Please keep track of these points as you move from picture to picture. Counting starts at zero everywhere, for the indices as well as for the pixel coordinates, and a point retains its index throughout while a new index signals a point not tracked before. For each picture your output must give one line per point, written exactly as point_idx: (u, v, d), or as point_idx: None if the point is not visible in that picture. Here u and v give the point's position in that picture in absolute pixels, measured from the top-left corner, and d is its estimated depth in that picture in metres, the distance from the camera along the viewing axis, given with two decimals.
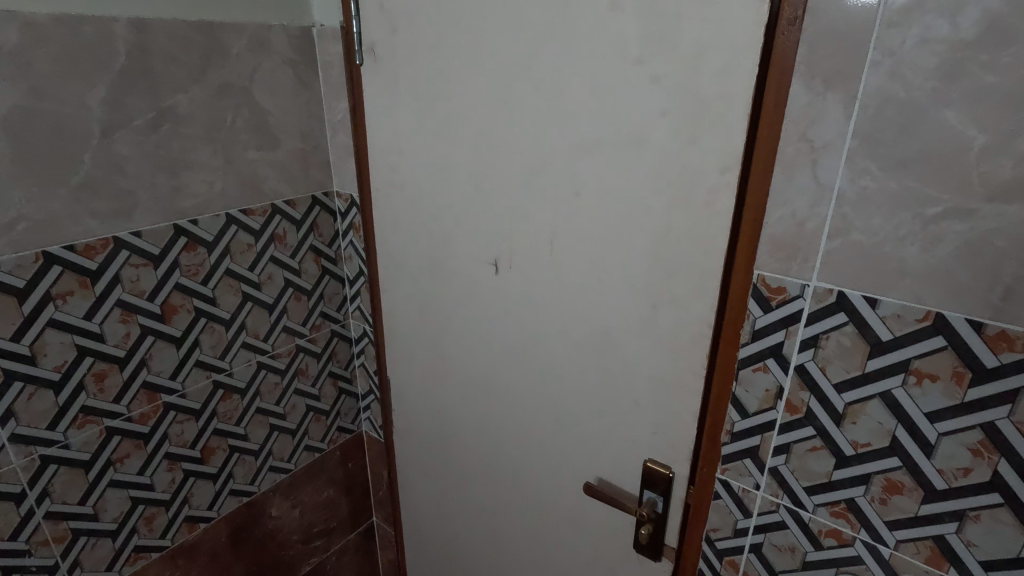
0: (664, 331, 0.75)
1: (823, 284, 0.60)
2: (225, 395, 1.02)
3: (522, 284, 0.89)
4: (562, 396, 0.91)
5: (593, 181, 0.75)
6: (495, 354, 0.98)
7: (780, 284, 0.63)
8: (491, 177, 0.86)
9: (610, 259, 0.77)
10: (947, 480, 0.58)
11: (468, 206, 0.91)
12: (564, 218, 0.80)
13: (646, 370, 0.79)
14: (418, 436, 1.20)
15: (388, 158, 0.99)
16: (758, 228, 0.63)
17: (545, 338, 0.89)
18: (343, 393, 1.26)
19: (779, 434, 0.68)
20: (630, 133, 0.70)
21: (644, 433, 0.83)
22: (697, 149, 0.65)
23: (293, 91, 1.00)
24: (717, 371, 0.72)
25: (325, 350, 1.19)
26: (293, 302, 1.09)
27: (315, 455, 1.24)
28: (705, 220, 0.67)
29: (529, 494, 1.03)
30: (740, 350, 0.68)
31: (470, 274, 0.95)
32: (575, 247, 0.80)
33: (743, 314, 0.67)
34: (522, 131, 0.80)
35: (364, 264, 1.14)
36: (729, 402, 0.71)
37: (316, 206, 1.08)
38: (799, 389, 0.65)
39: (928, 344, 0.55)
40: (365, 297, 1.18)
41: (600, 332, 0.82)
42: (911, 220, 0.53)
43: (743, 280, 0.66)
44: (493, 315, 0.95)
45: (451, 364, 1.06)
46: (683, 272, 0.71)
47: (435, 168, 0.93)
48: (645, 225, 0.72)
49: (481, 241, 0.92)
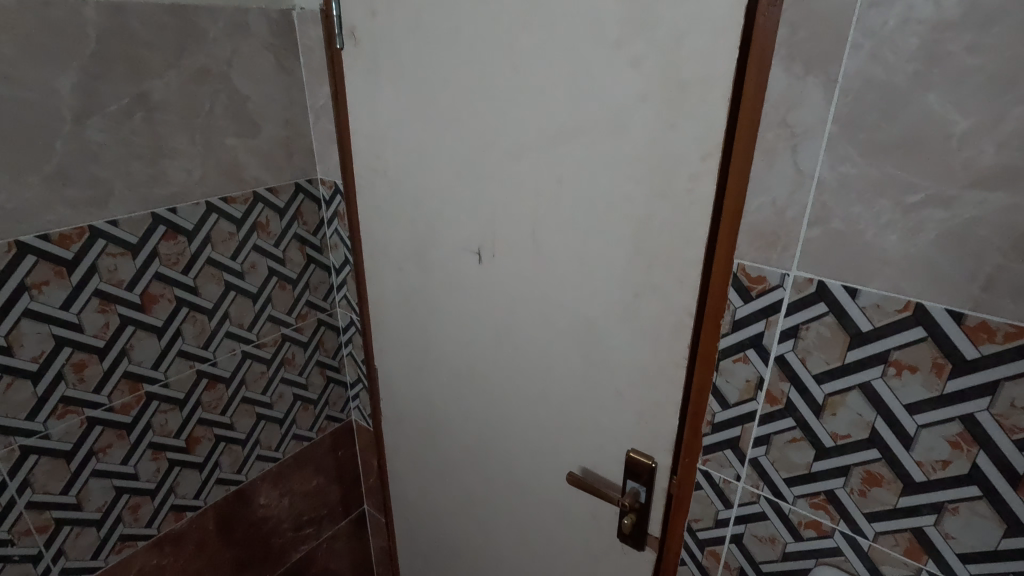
0: (647, 321, 0.74)
1: (803, 273, 0.58)
2: (209, 385, 1.02)
3: (505, 273, 0.88)
4: (547, 386, 0.90)
5: (574, 168, 0.74)
6: (479, 344, 0.97)
7: (760, 273, 0.61)
8: (474, 165, 0.85)
9: (593, 248, 0.76)
10: (926, 472, 0.57)
11: (451, 194, 0.90)
12: (546, 206, 0.79)
13: (628, 360, 0.78)
14: (405, 425, 1.20)
15: (371, 145, 0.98)
16: (738, 216, 0.62)
17: (529, 328, 0.88)
18: (331, 382, 1.26)
19: (759, 425, 0.67)
20: (611, 119, 0.68)
21: (628, 423, 0.82)
22: (678, 135, 0.63)
23: (274, 76, 0.98)
24: (699, 362, 0.71)
25: (311, 339, 1.18)
26: (277, 291, 1.08)
27: (303, 444, 1.24)
28: (686, 208, 0.65)
29: (515, 483, 1.03)
30: (720, 340, 0.67)
31: (454, 263, 0.94)
32: (557, 235, 0.79)
33: (723, 304, 0.66)
34: (503, 117, 0.78)
35: (349, 252, 1.13)
36: (710, 393, 0.70)
37: (299, 193, 1.07)
38: (779, 380, 0.64)
39: (908, 334, 0.54)
40: (351, 285, 1.17)
41: (583, 322, 0.81)
42: (892, 208, 0.52)
43: (723, 269, 0.65)
44: (478, 305, 0.94)
45: (437, 354, 1.05)
46: (664, 261, 0.70)
47: (417, 156, 0.92)
48: (626, 212, 0.71)
49: (465, 229, 0.90)
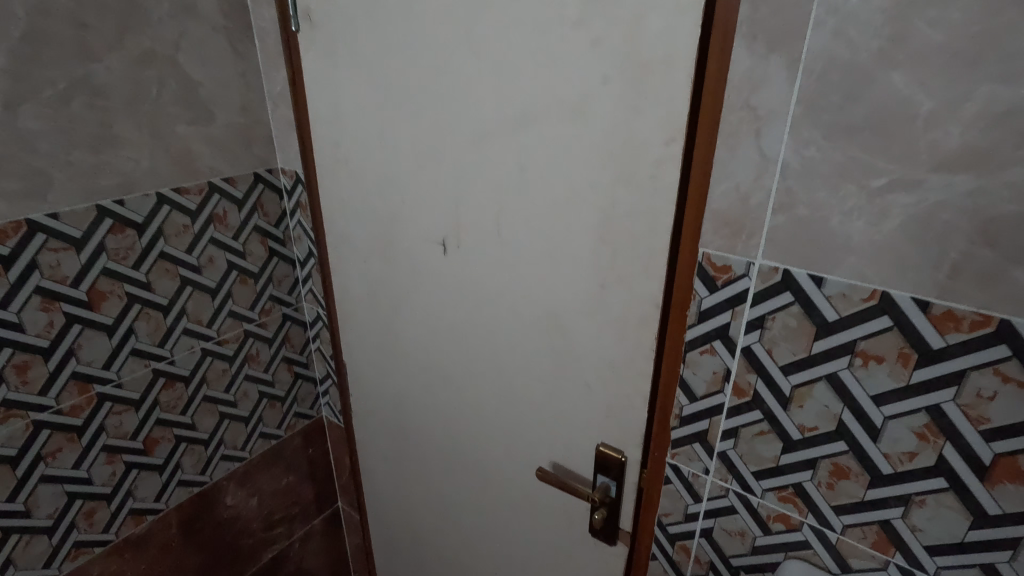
0: (614, 313, 0.72)
1: (768, 262, 0.56)
2: (167, 384, 0.98)
3: (470, 265, 0.85)
4: (515, 380, 0.87)
5: (537, 154, 0.71)
6: (447, 338, 0.94)
7: (726, 262, 0.59)
8: (435, 152, 0.81)
9: (558, 238, 0.73)
10: (893, 464, 0.55)
11: (414, 183, 0.86)
12: (509, 195, 0.76)
13: (596, 352, 0.76)
14: (376, 421, 1.17)
15: (331, 132, 0.94)
16: (703, 203, 0.59)
17: (496, 321, 0.86)
18: (300, 378, 1.22)
19: (727, 418, 0.65)
20: (573, 101, 0.65)
21: (597, 417, 0.80)
22: (641, 118, 0.61)
23: (227, 60, 0.93)
24: (666, 354, 0.69)
25: (277, 335, 1.14)
26: (238, 286, 1.04)
27: (271, 442, 1.21)
28: (651, 195, 0.63)
29: (487, 479, 1.00)
30: (687, 332, 0.65)
31: (419, 254, 0.91)
32: (522, 225, 0.76)
33: (689, 294, 0.64)
34: (463, 101, 0.75)
35: (313, 245, 1.09)
36: (678, 386, 0.69)
37: (259, 184, 1.03)
38: (746, 372, 0.62)
39: (874, 324, 0.52)
40: (316, 279, 1.13)
41: (549, 314, 0.79)
42: (857, 193, 0.50)
43: (688, 258, 0.62)
44: (444, 297, 0.91)
45: (405, 348, 1.02)
46: (630, 250, 0.67)
47: (378, 143, 0.88)
48: (590, 200, 0.68)
49: (429, 220, 0.87)
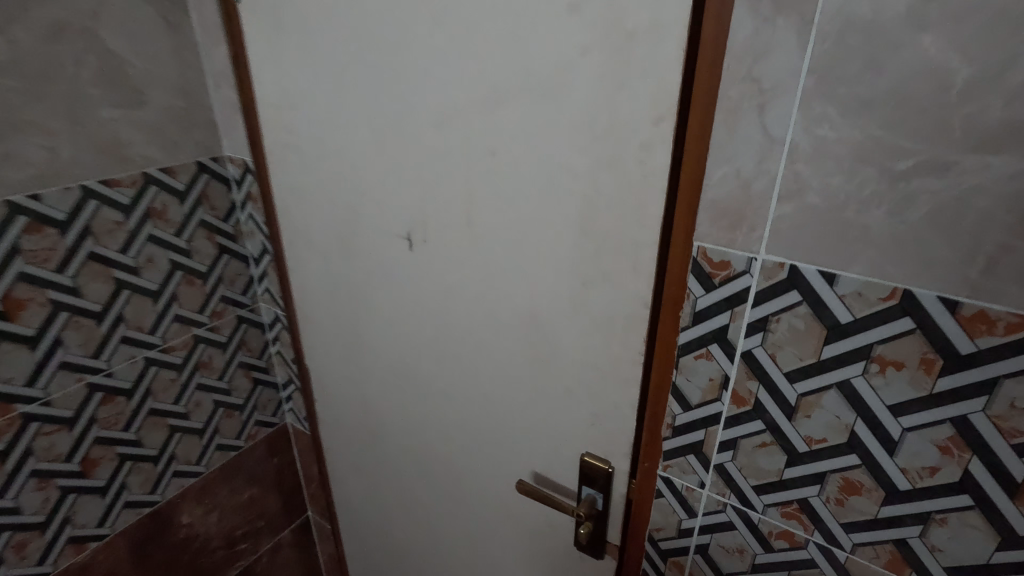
0: (599, 313, 0.65)
1: (773, 257, 0.49)
2: (106, 399, 0.88)
3: (439, 261, 0.77)
4: (492, 385, 0.80)
5: (509, 138, 0.63)
6: (417, 341, 0.86)
7: (723, 258, 0.52)
8: (396, 136, 0.73)
9: (535, 231, 0.66)
10: (911, 480, 0.50)
11: (373, 171, 0.78)
12: (480, 184, 0.68)
13: (579, 356, 0.69)
14: (344, 427, 1.09)
15: (280, 116, 0.84)
16: (698, 191, 0.52)
17: (468, 322, 0.78)
18: (259, 384, 1.13)
19: (724, 429, 0.59)
20: (548, 76, 0.57)
21: (581, 425, 0.74)
22: (626, 94, 0.53)
23: (157, 35, 0.83)
24: (656, 358, 0.62)
25: (231, 339, 1.05)
26: (184, 287, 0.95)
27: (230, 454, 1.12)
28: (638, 182, 0.56)
29: (464, 489, 0.94)
30: (680, 335, 0.58)
31: (383, 249, 0.83)
32: (495, 217, 0.69)
33: (682, 293, 0.57)
34: (425, 78, 0.67)
35: (267, 240, 0.99)
36: (670, 394, 0.62)
37: (203, 174, 0.93)
38: (747, 379, 0.55)
39: (894, 326, 0.46)
40: (272, 277, 1.04)
41: (527, 315, 0.72)
42: (878, 178, 0.43)
43: (681, 253, 0.55)
44: (412, 296, 0.83)
45: (371, 351, 0.94)
46: (615, 244, 0.60)
47: (332, 127, 0.79)
48: (569, 189, 0.61)
49: (392, 212, 0.79)
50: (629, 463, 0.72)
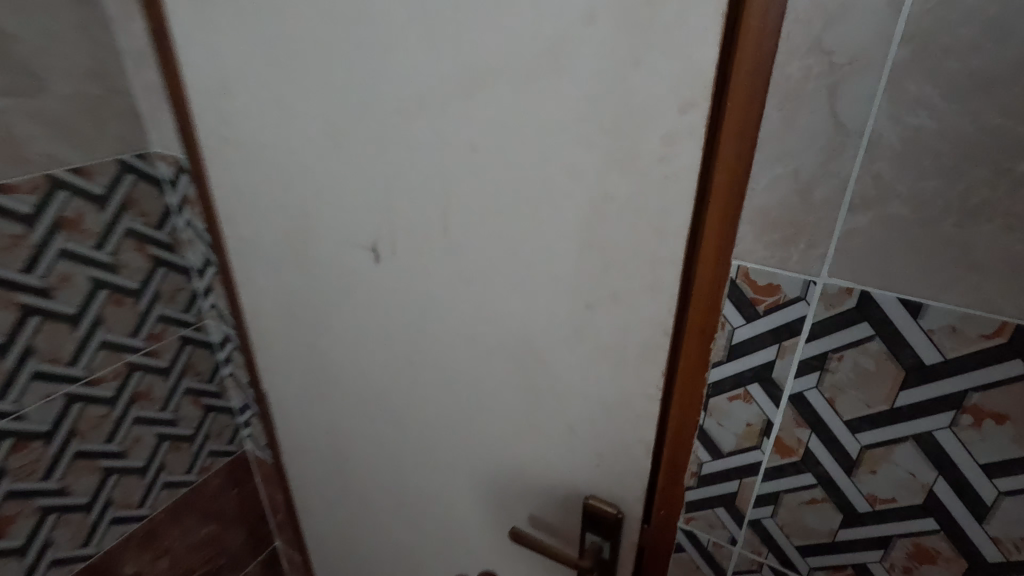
0: (608, 341, 0.54)
1: (838, 282, 0.39)
2: (17, 446, 0.75)
3: (412, 276, 0.65)
4: (478, 417, 0.69)
5: (493, 129, 0.50)
6: (390, 366, 0.74)
7: (771, 280, 0.41)
8: (351, 128, 0.59)
9: (528, 243, 0.54)
10: (1004, 552, 0.40)
11: (329, 171, 0.64)
12: (458, 187, 0.55)
13: (582, 389, 0.58)
14: (311, 457, 0.97)
15: (210, 104, 0.69)
16: (740, 197, 0.41)
17: (449, 347, 0.66)
18: (211, 411, 1.00)
19: (764, 481, 0.49)
20: (541, 51, 0.45)
21: (585, 466, 0.63)
22: (643, 74, 0.41)
23: (54, 5, 0.67)
24: (677, 397, 0.51)
25: (174, 363, 0.91)
26: (111, 307, 0.80)
27: (181, 491, 0.98)
28: (658, 185, 0.44)
29: (450, 526, 0.83)
30: (710, 372, 0.48)
31: (345, 263, 0.70)
32: (478, 226, 0.56)
33: (714, 323, 0.46)
34: (388, 53, 0.52)
35: (210, 250, 0.86)
36: (695, 437, 0.52)
37: (127, 174, 0.78)
38: (796, 426, 0.45)
39: (998, 371, 0.36)
40: (219, 291, 0.90)
41: (519, 340, 0.60)
42: (991, 184, 0.32)
43: (712, 274, 0.44)
44: (382, 315, 0.71)
45: (337, 376, 0.82)
46: (627, 260, 0.49)
47: (273, 117, 0.65)
48: (570, 193, 0.49)
49: (354, 220, 0.66)
50: (642, 509, 0.61)
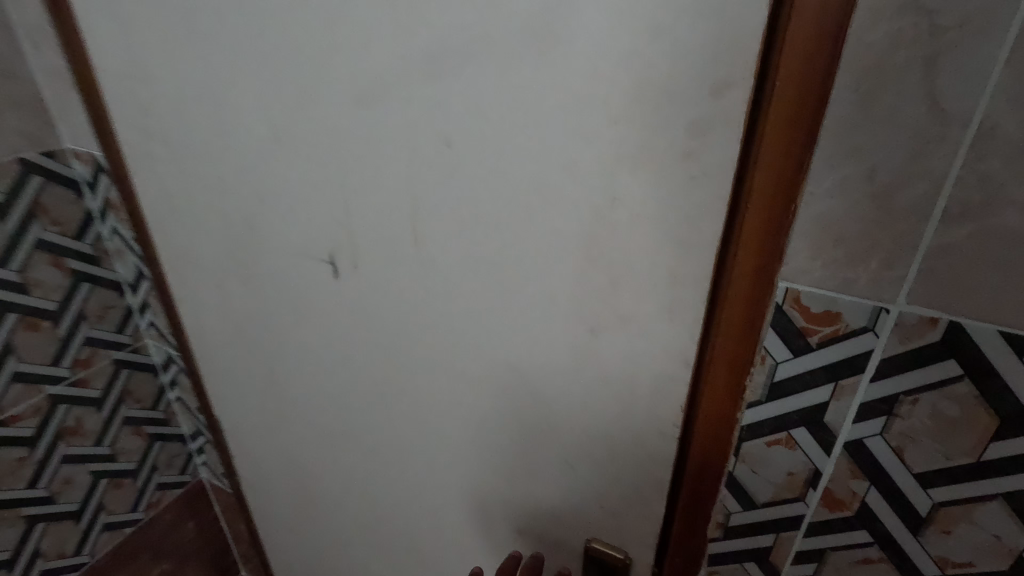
0: (615, 381, 0.44)
1: (920, 311, 0.31)
2: None
3: (372, 297, 0.54)
4: (456, 459, 0.59)
5: (469, 118, 0.39)
6: (354, 398, 0.63)
7: (829, 308, 0.33)
8: (293, 118, 0.48)
9: (514, 259, 0.43)
10: None
11: (271, 172, 0.52)
12: (428, 191, 0.44)
13: (583, 431, 0.48)
14: (270, 493, 0.85)
15: (123, 90, 0.57)
16: (789, 203, 0.32)
17: (422, 378, 0.55)
18: (157, 440, 0.88)
19: (807, 537, 0.41)
20: (533, 15, 0.34)
21: (589, 517, 0.53)
22: (662, 47, 0.32)
23: None
24: (696, 439, 0.43)
25: (108, 392, 0.79)
26: (23, 333, 0.68)
27: (126, 531, 0.88)
28: (680, 192, 0.35)
29: (429, 570, 0.73)
30: (744, 412, 0.39)
31: (295, 280, 0.58)
32: (453, 238, 0.45)
33: (750, 355, 0.37)
34: (334, 22, 0.41)
35: (142, 262, 0.74)
36: (723, 485, 0.43)
37: (32, 176, 0.66)
38: (850, 477, 0.37)
39: None
40: (157, 308, 0.78)
41: (504, 375, 0.50)
42: None
43: (748, 296, 0.35)
44: (340, 341, 0.60)
45: (293, 406, 0.71)
46: (638, 282, 0.39)
47: (199, 106, 0.53)
48: (569, 197, 0.39)
49: (303, 229, 0.54)
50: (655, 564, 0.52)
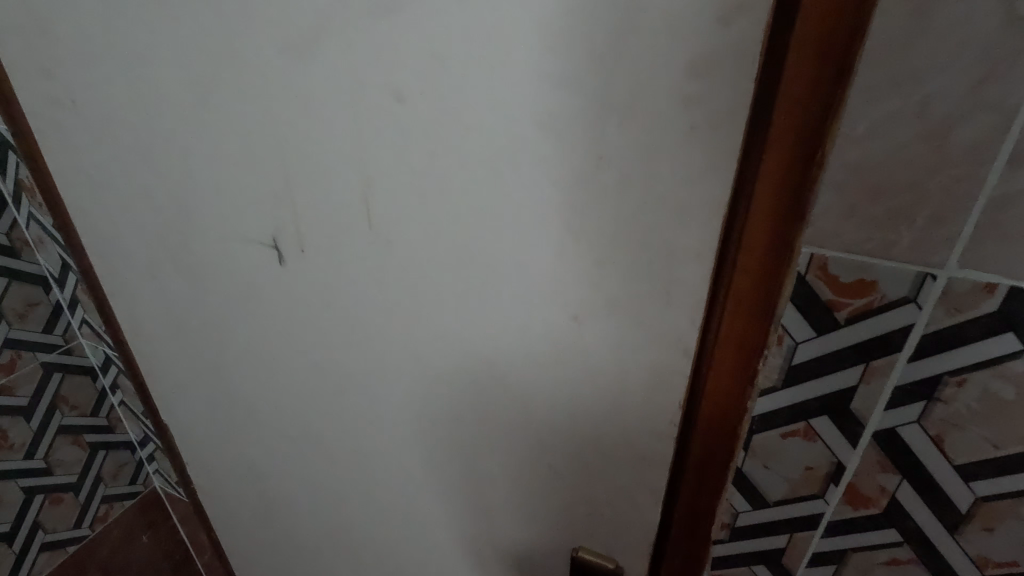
0: (608, 372, 0.38)
1: (974, 275, 0.26)
2: None
3: (322, 284, 0.47)
4: (424, 461, 0.52)
5: (423, 62, 0.32)
6: (313, 400, 0.56)
7: (863, 275, 0.28)
8: (213, 72, 0.40)
9: (483, 234, 0.37)
10: None
11: (199, 144, 0.45)
12: (380, 160, 0.37)
13: (565, 432, 0.42)
14: (229, 502, 0.78)
15: (15, 46, 0.48)
16: (816, 153, 0.26)
17: (386, 377, 0.49)
18: (101, 449, 0.80)
19: (826, 537, 0.36)
20: None
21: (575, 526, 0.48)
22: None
23: None
24: (694, 434, 0.37)
25: (38, 399, 0.71)
26: None
27: (69, 550, 0.80)
28: (680, 146, 0.28)
29: None
30: (754, 401, 0.34)
31: (238, 268, 0.51)
32: (408, 209, 0.39)
33: (763, 335, 0.31)
34: None
35: (67, 252, 0.65)
36: (729, 485, 0.38)
37: None
38: (880, 471, 0.32)
39: None
40: (90, 305, 0.70)
41: (476, 370, 0.43)
42: None
43: (761, 266, 0.30)
44: (287, 333, 0.53)
45: (244, 406, 0.63)
46: (630, 257, 0.33)
47: (105, 61, 0.44)
48: (546, 161, 0.32)
49: (242, 211, 0.47)
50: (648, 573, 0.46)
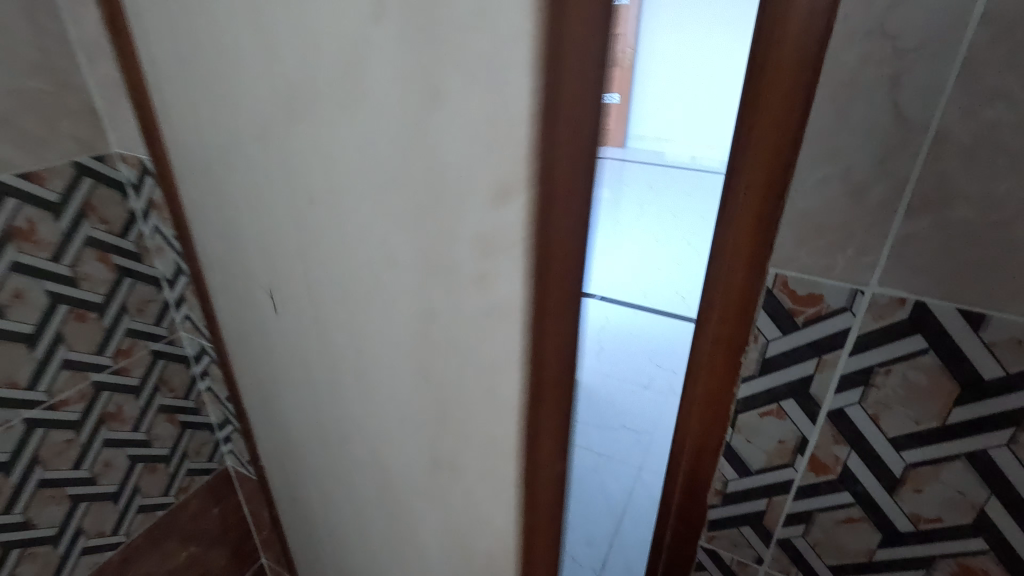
0: (470, 444, 0.40)
1: (890, 292, 0.36)
2: None
3: (290, 340, 0.53)
4: (378, 506, 0.56)
5: (312, 170, 0.38)
6: (298, 430, 0.63)
7: (812, 289, 0.38)
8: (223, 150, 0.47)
9: (376, 327, 0.41)
10: None
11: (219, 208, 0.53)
12: (312, 252, 0.43)
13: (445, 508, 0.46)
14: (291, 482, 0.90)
15: None
16: (777, 201, 0.37)
17: (338, 428, 0.55)
18: (188, 428, 0.94)
19: (796, 500, 0.46)
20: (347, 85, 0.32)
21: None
22: (444, 115, 0.28)
23: None
24: (688, 416, 0.47)
25: (146, 381, 0.85)
26: (72, 323, 0.73)
27: (156, 515, 0.92)
28: None
29: None
30: (738, 386, 0.44)
31: (247, 308, 0.59)
32: (330, 291, 0.44)
33: (744, 334, 0.42)
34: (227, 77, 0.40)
35: (181, 259, 0.79)
36: (720, 455, 0.48)
37: (84, 178, 0.71)
38: (834, 444, 0.42)
39: None
40: (193, 303, 0.84)
41: (387, 440, 0.48)
42: None
43: (742, 280, 0.40)
44: (284, 366, 0.58)
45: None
46: None
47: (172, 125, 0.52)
48: (405, 280, 0.36)
49: (244, 265, 0.54)
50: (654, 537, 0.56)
